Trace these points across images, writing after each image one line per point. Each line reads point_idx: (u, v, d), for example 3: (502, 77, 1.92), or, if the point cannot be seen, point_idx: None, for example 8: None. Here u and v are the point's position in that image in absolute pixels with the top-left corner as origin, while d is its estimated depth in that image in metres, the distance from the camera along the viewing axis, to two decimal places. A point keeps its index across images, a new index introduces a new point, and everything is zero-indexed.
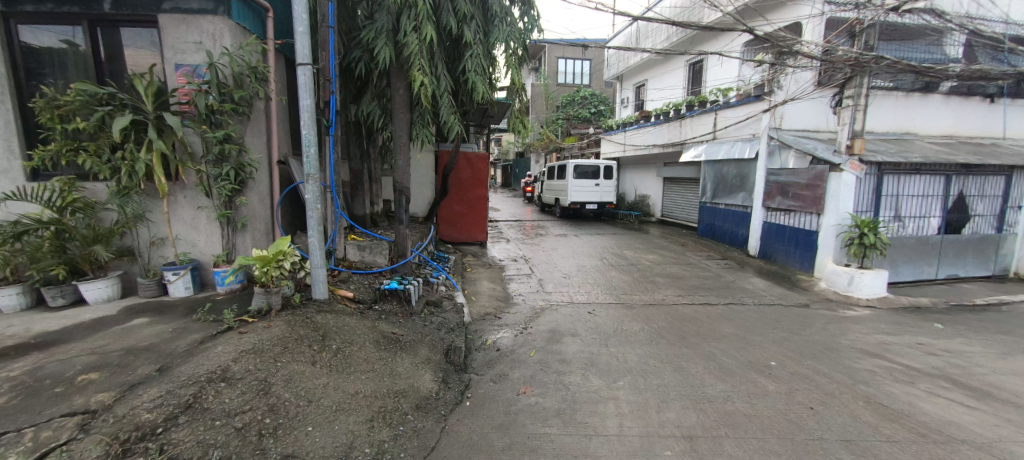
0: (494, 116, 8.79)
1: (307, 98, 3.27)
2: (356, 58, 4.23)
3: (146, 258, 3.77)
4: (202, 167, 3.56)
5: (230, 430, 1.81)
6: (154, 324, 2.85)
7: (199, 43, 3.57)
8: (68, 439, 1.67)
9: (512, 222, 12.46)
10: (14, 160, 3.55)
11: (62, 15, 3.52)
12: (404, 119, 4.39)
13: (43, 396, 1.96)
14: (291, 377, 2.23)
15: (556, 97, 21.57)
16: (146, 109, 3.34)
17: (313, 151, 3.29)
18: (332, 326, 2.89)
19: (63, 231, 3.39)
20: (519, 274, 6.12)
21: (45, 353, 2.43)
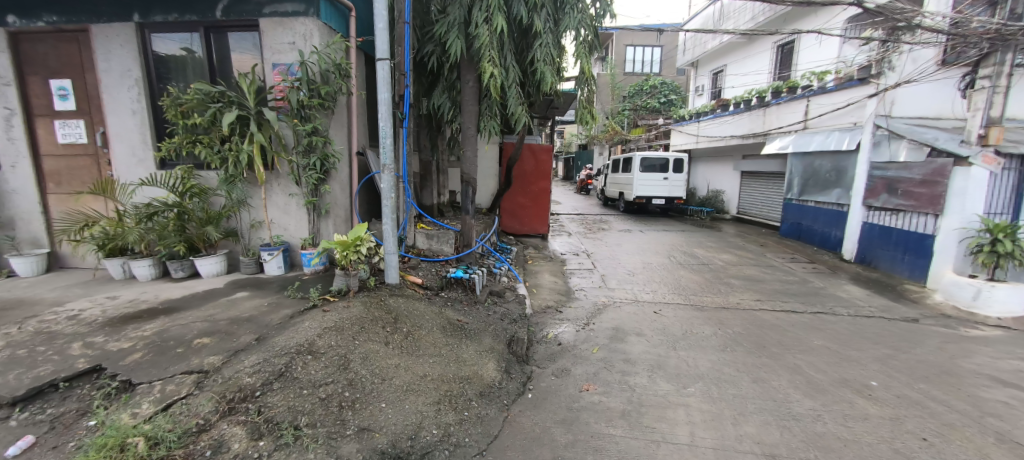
0: (560, 107, 8.66)
1: (385, 92, 3.42)
2: (429, 52, 4.35)
3: (247, 239, 4.23)
4: (293, 158, 3.90)
5: (314, 400, 1.97)
6: (253, 298, 3.20)
7: (293, 43, 3.89)
8: (187, 394, 1.93)
9: (574, 216, 12.26)
10: (148, 151, 4.14)
11: (184, 23, 4.00)
12: (473, 111, 4.46)
13: (169, 355, 2.28)
14: (367, 355, 2.37)
15: (624, 87, 20.73)
16: (249, 106, 3.72)
17: (389, 142, 3.45)
18: (403, 309, 3.03)
19: (183, 214, 3.90)
20: (581, 269, 6.00)
21: (170, 317, 2.84)
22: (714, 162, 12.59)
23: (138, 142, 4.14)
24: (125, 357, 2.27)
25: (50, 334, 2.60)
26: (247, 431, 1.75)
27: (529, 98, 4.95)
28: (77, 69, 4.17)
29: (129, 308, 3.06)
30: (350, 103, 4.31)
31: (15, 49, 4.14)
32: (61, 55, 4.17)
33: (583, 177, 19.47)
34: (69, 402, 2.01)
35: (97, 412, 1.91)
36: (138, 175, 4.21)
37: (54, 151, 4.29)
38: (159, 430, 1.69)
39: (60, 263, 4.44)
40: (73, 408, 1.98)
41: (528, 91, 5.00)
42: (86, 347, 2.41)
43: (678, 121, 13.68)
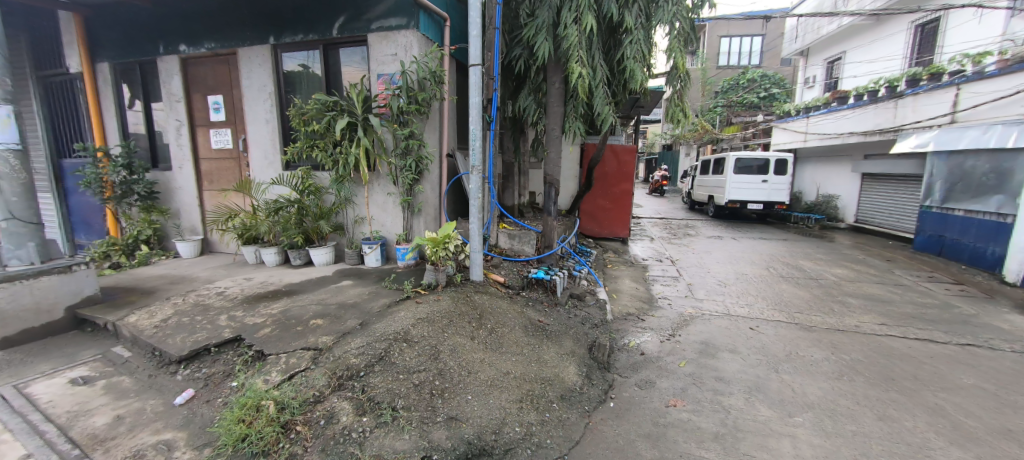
0: (646, 105, 8.28)
1: (476, 96, 3.57)
2: (517, 55, 4.43)
3: (352, 233, 4.70)
4: (392, 160, 4.26)
5: (409, 385, 2.12)
6: (355, 287, 3.54)
7: (395, 55, 4.23)
8: (305, 367, 2.20)
9: (656, 220, 11.63)
10: (277, 155, 4.81)
11: (308, 42, 4.56)
12: (558, 113, 4.44)
13: (291, 332, 2.62)
14: (455, 348, 2.49)
15: (716, 83, 19.19)
16: (357, 113, 4.13)
17: (478, 145, 3.59)
18: (487, 306, 3.14)
19: (302, 209, 4.46)
20: (665, 276, 5.67)
21: (291, 299, 3.26)
22: (826, 163, 11.07)
23: (269, 147, 4.83)
24: (258, 331, 2.66)
25: (204, 307, 3.15)
26: (354, 406, 1.95)
27: (616, 97, 4.81)
28: (227, 86, 4.98)
29: (260, 288, 3.58)
30: (443, 107, 4.55)
31: (184, 72, 5.06)
32: (216, 75, 5.00)
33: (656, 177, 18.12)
34: (218, 364, 2.42)
35: (238, 375, 2.28)
36: (269, 176, 4.90)
37: (209, 155, 5.18)
38: (285, 397, 1.95)
39: (210, 247, 5.35)
40: (220, 370, 2.38)
41: (616, 91, 4.86)
42: (229, 319, 2.87)
43: (783, 117, 12.27)
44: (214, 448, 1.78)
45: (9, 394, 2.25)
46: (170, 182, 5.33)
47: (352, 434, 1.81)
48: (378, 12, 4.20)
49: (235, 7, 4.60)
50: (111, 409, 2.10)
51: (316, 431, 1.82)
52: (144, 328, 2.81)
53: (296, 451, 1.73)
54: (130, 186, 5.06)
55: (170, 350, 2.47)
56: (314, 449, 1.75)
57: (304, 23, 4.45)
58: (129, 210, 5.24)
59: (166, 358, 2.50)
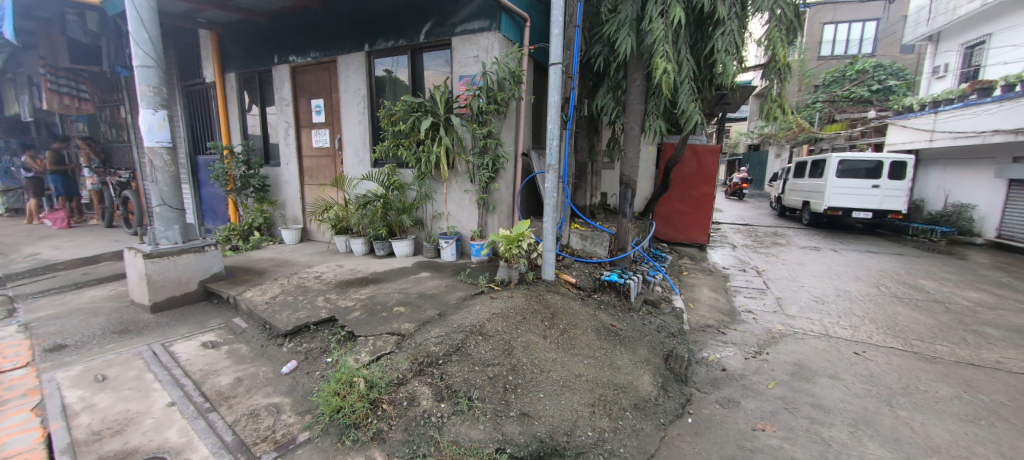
0: (733, 102, 7.66)
1: (555, 95, 3.54)
2: (597, 53, 4.32)
3: (430, 228, 4.95)
4: (470, 158, 4.41)
5: (484, 377, 2.18)
6: (433, 279, 3.73)
7: (477, 56, 4.37)
8: (390, 351, 2.36)
9: (739, 226, 10.72)
10: (367, 153, 5.22)
11: (397, 48, 4.87)
12: (638, 111, 4.26)
13: (378, 317, 2.83)
14: (528, 345, 2.52)
15: (816, 75, 17.14)
16: (439, 113, 4.33)
17: (555, 144, 3.58)
18: (560, 307, 3.13)
19: (387, 204, 4.78)
20: (749, 288, 5.19)
21: (376, 286, 3.52)
22: (959, 166, 9.38)
23: (361, 146, 5.26)
24: (348, 314, 2.91)
25: (304, 288, 3.52)
26: (433, 392, 2.05)
27: (702, 94, 4.50)
28: (326, 91, 5.49)
29: (349, 275, 3.91)
30: (521, 107, 4.60)
31: (293, 79, 5.69)
32: (318, 81, 5.53)
33: (738, 179, 16.68)
34: (316, 341, 2.70)
35: (333, 352, 2.51)
36: (359, 172, 5.33)
37: (311, 153, 5.77)
38: (373, 376, 2.11)
39: (308, 236, 5.97)
40: (318, 346, 2.64)
41: (702, 87, 4.55)
42: (325, 301, 3.17)
43: (902, 113, 10.61)
44: (315, 416, 1.98)
45: (159, 350, 2.72)
46: (279, 176, 6.04)
47: (431, 418, 1.91)
48: (462, 16, 4.36)
49: (338, 19, 5.08)
50: (233, 371, 2.44)
51: (400, 412, 1.96)
52: (257, 304, 3.21)
53: (382, 428, 1.88)
54: (248, 180, 5.81)
55: (278, 324, 2.80)
56: (398, 428, 1.88)
57: (395, 30, 4.77)
58: (246, 200, 6.03)
59: (275, 331, 2.85)
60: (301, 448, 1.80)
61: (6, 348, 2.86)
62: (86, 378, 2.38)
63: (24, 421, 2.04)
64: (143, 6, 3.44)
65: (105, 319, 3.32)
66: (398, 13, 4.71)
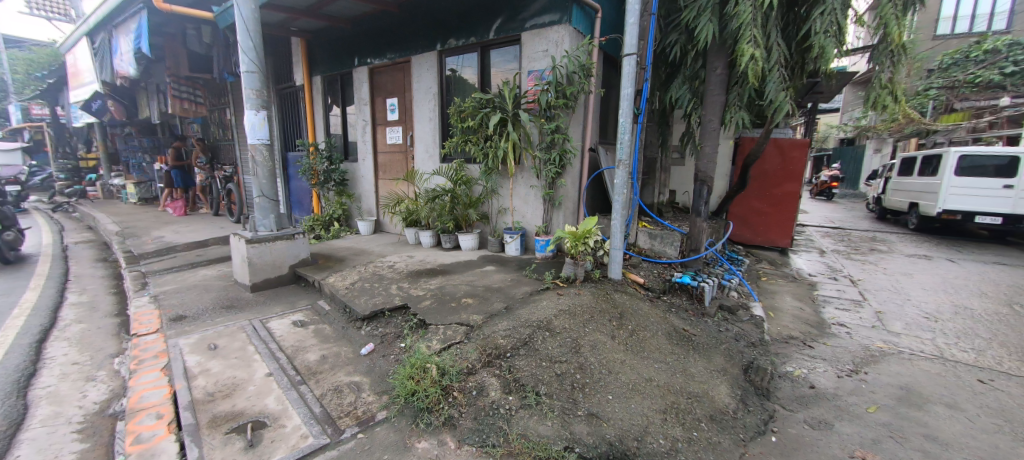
0: (827, 90, 6.87)
1: (629, 87, 3.37)
2: (672, 42, 4.05)
3: (496, 222, 5.03)
4: (537, 153, 4.39)
5: (552, 373, 2.17)
6: (498, 273, 3.78)
7: (546, 51, 4.32)
8: (460, 340, 2.45)
9: (828, 229, 9.63)
10: (436, 149, 5.40)
11: (467, 46, 4.96)
12: (718, 102, 3.96)
13: (447, 307, 2.93)
14: (596, 344, 2.46)
15: (931, 58, 14.82)
16: (507, 108, 4.35)
17: (627, 138, 3.43)
18: (629, 307, 3.03)
19: (454, 198, 4.92)
20: (842, 298, 4.65)
21: (445, 277, 3.65)
22: None
23: (431, 142, 5.46)
24: (420, 302, 3.05)
25: (379, 276, 3.74)
26: (501, 384, 2.09)
27: (793, 82, 4.07)
28: (401, 90, 5.77)
29: (419, 266, 4.10)
30: (590, 101, 4.48)
31: (371, 80, 6.05)
32: (393, 81, 5.83)
33: (827, 177, 14.99)
34: (390, 326, 2.86)
35: (406, 338, 2.65)
36: (429, 167, 5.53)
37: (385, 149, 6.10)
38: (445, 364, 2.19)
39: (381, 228, 6.34)
40: (393, 331, 2.80)
41: (792, 73, 4.12)
42: (398, 289, 3.35)
43: None
44: (391, 396, 2.10)
45: (258, 325, 3.04)
46: (356, 171, 6.47)
47: (500, 409, 1.94)
48: (533, 11, 4.35)
49: (414, 20, 5.31)
50: (318, 349, 2.66)
51: (469, 400, 2.01)
52: (339, 288, 3.47)
53: (453, 415, 1.94)
54: (330, 174, 6.31)
55: (357, 308, 3.01)
56: (468, 416, 1.94)
57: (467, 28, 4.87)
58: (328, 193, 6.55)
59: (355, 314, 3.06)
60: (379, 426, 1.91)
61: (142, 316, 3.37)
62: (202, 346, 2.73)
63: (156, 379, 2.39)
64: (250, 18, 3.84)
65: (215, 296, 3.79)
66: (470, 12, 4.81)
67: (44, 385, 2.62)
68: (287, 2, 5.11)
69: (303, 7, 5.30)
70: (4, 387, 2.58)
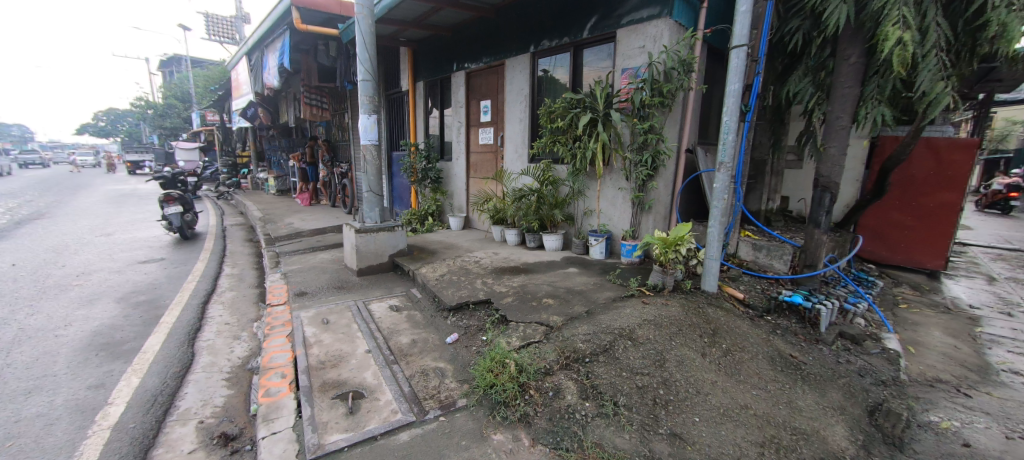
0: (1010, 77, 5.48)
1: (737, 82, 3.04)
2: (793, 29, 3.57)
3: (581, 224, 4.97)
4: (627, 154, 4.23)
5: (633, 385, 2.08)
6: (581, 275, 3.73)
7: (643, 47, 4.12)
8: (539, 340, 2.49)
9: (1003, 251, 7.69)
10: (525, 150, 5.49)
11: (561, 46, 4.94)
12: (851, 95, 3.29)
13: (528, 305, 2.98)
14: (683, 360, 2.30)
15: None
16: (598, 108, 4.26)
17: (731, 139, 3.11)
18: (724, 324, 2.79)
19: (540, 198, 4.96)
20: (1018, 339, 3.67)
21: (527, 276, 3.71)
22: None
23: (520, 142, 5.56)
24: (502, 298, 3.15)
25: (465, 270, 3.94)
26: (578, 389, 2.06)
27: (957, 70, 3.30)
28: (494, 92, 5.97)
29: (503, 263, 4.22)
30: (689, 98, 4.10)
31: (467, 84, 6.36)
32: (487, 84, 6.07)
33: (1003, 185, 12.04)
34: (473, 319, 3.00)
35: (488, 332, 2.75)
36: (517, 167, 5.63)
37: (477, 148, 6.37)
38: (523, 361, 2.23)
39: (470, 224, 6.65)
40: (476, 324, 2.93)
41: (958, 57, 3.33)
42: (483, 284, 3.49)
43: None
44: (472, 386, 2.21)
45: (361, 306, 3.41)
46: (450, 170, 6.88)
47: (575, 414, 1.92)
48: (631, 6, 4.17)
49: (511, 24, 5.46)
50: (409, 333, 2.89)
51: (545, 400, 2.02)
52: (429, 279, 3.73)
53: (528, 412, 1.97)
54: (427, 172, 6.87)
55: (445, 299, 3.21)
56: (543, 416, 1.95)
57: (560, 28, 4.87)
58: (425, 190, 7.10)
59: (442, 304, 3.26)
60: (459, 412, 2.02)
61: (274, 289, 3.99)
62: (317, 319, 3.15)
63: (282, 343, 2.82)
64: (366, 33, 4.29)
65: (329, 277, 4.33)
66: (565, 12, 4.80)
67: (206, 338, 3.25)
68: (398, 15, 5.62)
69: (411, 19, 5.78)
70: (180, 337, 3.25)
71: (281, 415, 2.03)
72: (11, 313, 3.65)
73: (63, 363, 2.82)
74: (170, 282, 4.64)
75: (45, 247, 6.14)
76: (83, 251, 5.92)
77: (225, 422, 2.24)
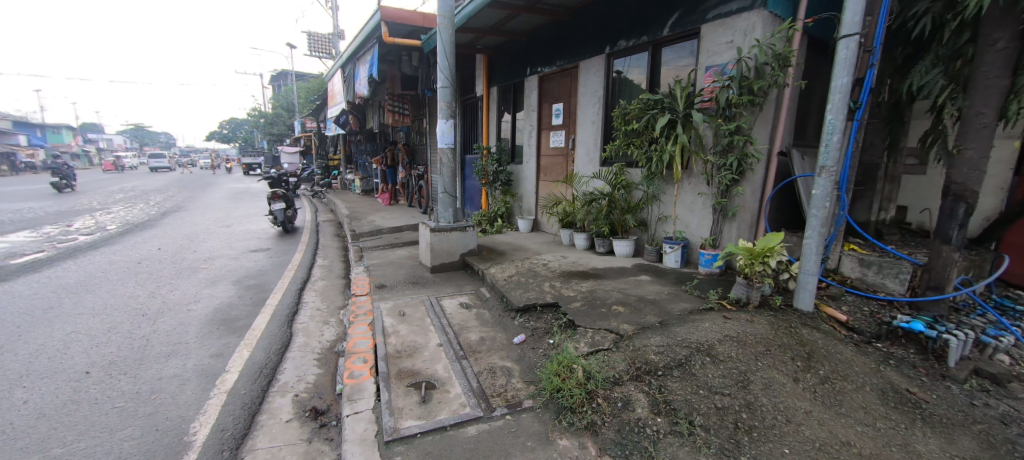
0: None
1: (845, 76, 2.70)
2: (919, 13, 3.07)
3: (654, 230, 4.76)
4: (710, 157, 3.96)
5: (711, 405, 1.94)
6: (654, 283, 3.57)
7: (731, 42, 3.83)
8: (608, 347, 2.42)
9: None
10: (596, 152, 5.37)
11: (639, 45, 4.76)
12: (998, 86, 2.72)
13: (597, 311, 2.91)
14: (770, 383, 2.10)
15: None
16: (678, 109, 4.04)
17: (836, 139, 2.76)
18: (821, 348, 2.49)
19: (612, 202, 4.83)
20: None
21: (596, 281, 3.63)
22: None
23: (592, 145, 5.45)
24: (570, 302, 3.11)
25: (533, 272, 3.96)
26: (649, 403, 1.97)
27: None
28: (567, 95, 5.94)
29: (571, 266, 4.17)
30: (784, 96, 3.71)
31: (540, 87, 6.40)
32: (560, 87, 6.05)
33: None
34: (540, 321, 3.00)
35: (555, 335, 2.74)
36: (589, 170, 5.54)
37: (547, 152, 6.37)
38: (591, 369, 2.19)
39: (539, 227, 6.67)
40: (543, 326, 2.93)
41: None
42: (551, 287, 3.48)
43: None
44: (539, 388, 2.21)
45: (434, 301, 3.58)
46: (520, 173, 6.98)
47: (646, 429, 1.83)
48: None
49: (586, 26, 5.40)
50: (478, 331, 2.97)
51: (614, 411, 1.95)
52: (499, 279, 3.80)
53: (596, 421, 1.92)
54: (498, 175, 7.03)
55: (514, 300, 3.26)
56: (611, 427, 1.88)
57: (639, 27, 4.70)
58: (495, 192, 7.27)
59: (510, 305, 3.31)
60: (526, 412, 2.02)
61: (358, 281, 4.35)
62: (395, 311, 3.36)
63: (364, 331, 3.06)
64: (447, 43, 4.52)
65: (406, 272, 4.61)
66: (645, 10, 4.63)
67: (301, 321, 3.63)
68: (476, 24, 5.83)
69: (487, 27, 5.97)
70: (280, 318, 3.67)
71: (363, 397, 2.20)
72: (157, 288, 4.40)
73: (193, 333, 3.33)
74: (275, 269, 5.27)
75: (182, 235, 7.31)
76: (209, 239, 6.95)
77: (315, 397, 2.48)
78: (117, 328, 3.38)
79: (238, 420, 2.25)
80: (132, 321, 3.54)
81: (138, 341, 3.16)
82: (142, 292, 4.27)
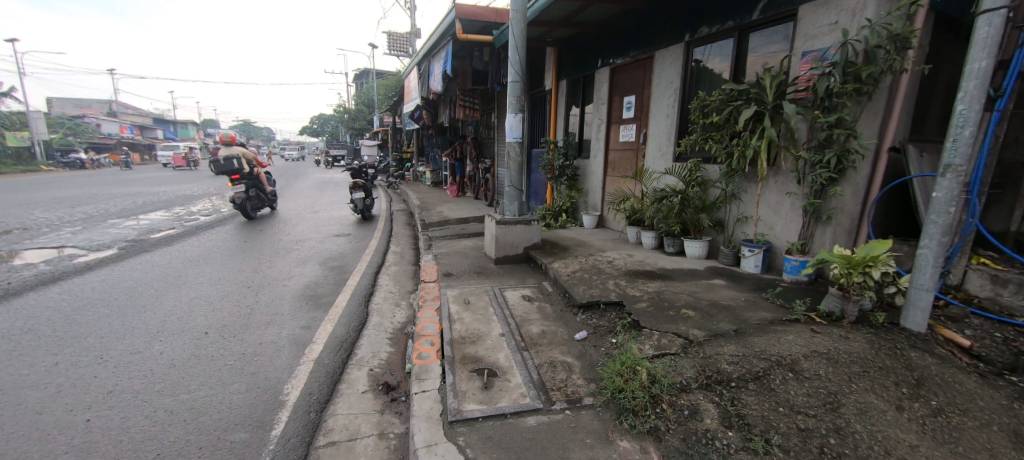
0: None
1: (985, 57, 2.28)
2: None
3: (732, 232, 4.45)
4: (803, 153, 3.59)
5: (793, 425, 1.77)
6: (730, 288, 3.32)
7: (835, 23, 3.41)
8: (675, 352, 2.31)
9: None
10: (669, 147, 5.10)
11: (723, 31, 4.41)
12: None
13: (665, 313, 2.79)
14: (866, 409, 1.87)
15: None
16: (766, 101, 3.69)
17: (967, 133, 2.35)
18: (934, 375, 2.16)
19: (685, 200, 4.59)
20: None
21: (664, 282, 3.47)
22: None
23: (665, 139, 5.18)
24: (636, 302, 3.01)
25: (598, 269, 3.88)
26: (720, 415, 1.84)
27: None
28: (639, 87, 5.70)
29: (637, 265, 4.03)
30: (900, 82, 3.16)
31: (611, 79, 6.20)
32: (633, 79, 5.82)
33: None
34: (603, 319, 2.95)
35: (618, 335, 2.68)
36: (660, 166, 5.27)
37: (617, 146, 6.18)
38: (657, 372, 2.11)
39: (604, 223, 6.49)
40: (605, 325, 2.87)
41: None
42: (616, 285, 3.40)
43: None
44: (600, 386, 2.17)
45: (497, 292, 3.67)
46: (587, 168, 6.86)
47: (715, 442, 1.72)
48: None
49: (664, 14, 5.12)
50: (540, 324, 2.99)
51: (680, 419, 1.86)
52: (561, 273, 3.79)
53: (659, 426, 1.84)
54: (565, 169, 6.97)
55: (576, 296, 3.23)
56: (676, 435, 1.80)
57: (724, 11, 4.35)
58: (561, 187, 7.21)
59: (572, 301, 3.28)
60: (585, 409, 2.00)
61: (427, 268, 4.58)
62: (461, 298, 3.50)
63: (432, 315, 3.23)
64: (518, 36, 4.54)
65: (471, 262, 4.76)
66: None
67: (376, 302, 3.93)
68: (547, 17, 5.80)
69: (558, 19, 5.91)
70: (359, 298, 4.00)
71: (430, 377, 2.32)
72: (260, 264, 5.01)
73: (287, 306, 3.74)
74: (354, 253, 5.74)
75: (278, 219, 8.19)
76: (300, 224, 7.73)
77: (388, 373, 2.66)
78: (229, 296, 3.91)
79: (321, 386, 2.49)
80: (239, 291, 4.06)
81: (245, 309, 3.62)
82: (247, 267, 4.87)
